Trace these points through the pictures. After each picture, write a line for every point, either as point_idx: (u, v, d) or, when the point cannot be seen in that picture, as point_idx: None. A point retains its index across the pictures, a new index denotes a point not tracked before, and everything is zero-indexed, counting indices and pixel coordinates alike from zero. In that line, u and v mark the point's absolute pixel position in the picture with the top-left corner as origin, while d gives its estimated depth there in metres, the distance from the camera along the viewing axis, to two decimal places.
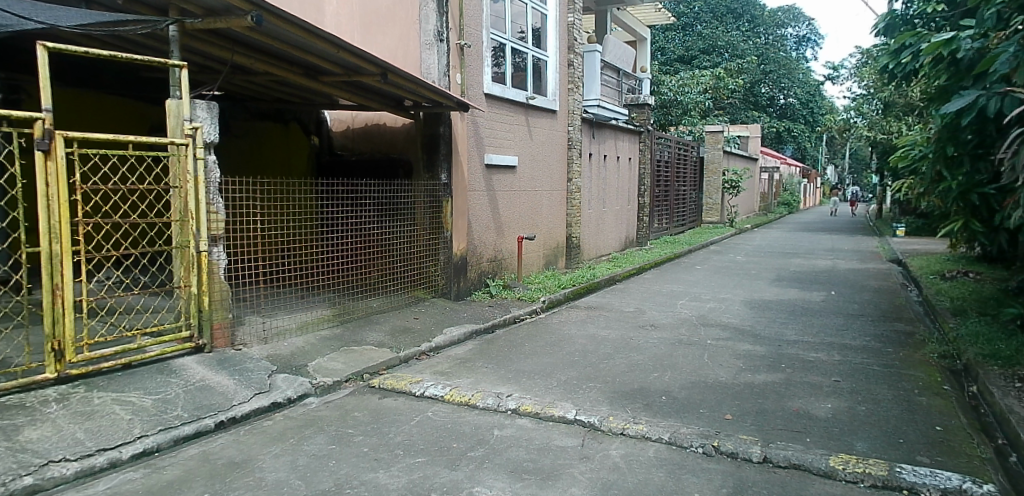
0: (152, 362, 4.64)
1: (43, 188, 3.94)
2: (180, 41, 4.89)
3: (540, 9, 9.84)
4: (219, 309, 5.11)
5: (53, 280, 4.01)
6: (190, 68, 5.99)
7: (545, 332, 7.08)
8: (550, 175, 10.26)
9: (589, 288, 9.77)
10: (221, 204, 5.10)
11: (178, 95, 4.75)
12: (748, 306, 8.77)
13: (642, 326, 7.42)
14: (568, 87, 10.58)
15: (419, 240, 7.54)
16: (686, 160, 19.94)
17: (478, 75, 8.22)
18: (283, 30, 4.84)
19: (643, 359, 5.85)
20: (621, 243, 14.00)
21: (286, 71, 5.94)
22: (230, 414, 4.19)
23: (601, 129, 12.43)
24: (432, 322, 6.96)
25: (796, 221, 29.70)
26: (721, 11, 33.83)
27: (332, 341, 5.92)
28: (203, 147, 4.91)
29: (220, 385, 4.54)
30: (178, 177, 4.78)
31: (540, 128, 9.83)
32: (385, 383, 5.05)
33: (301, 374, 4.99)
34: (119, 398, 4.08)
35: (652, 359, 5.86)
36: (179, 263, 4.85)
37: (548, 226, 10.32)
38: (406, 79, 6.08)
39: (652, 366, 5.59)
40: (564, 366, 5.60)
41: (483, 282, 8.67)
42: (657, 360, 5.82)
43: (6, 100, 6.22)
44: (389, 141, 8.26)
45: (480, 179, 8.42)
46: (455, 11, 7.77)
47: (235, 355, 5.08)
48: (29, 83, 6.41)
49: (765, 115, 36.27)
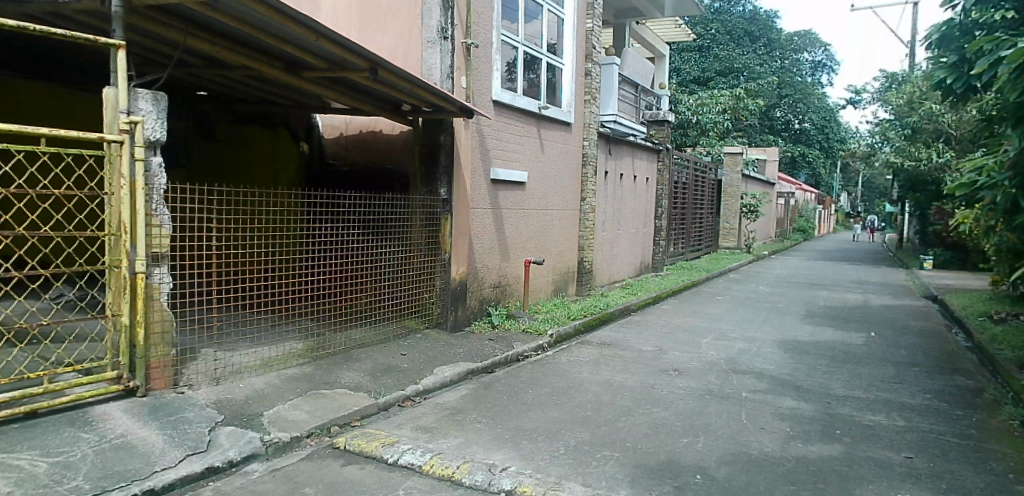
0: (66, 409, 3.74)
1: None
2: (125, 20, 4.02)
3: (557, 12, 8.96)
4: (158, 344, 4.22)
5: None
6: (152, 55, 5.15)
7: (553, 374, 6.18)
8: (562, 193, 9.34)
9: (602, 320, 8.86)
10: (167, 215, 4.23)
11: (115, 83, 3.88)
12: (781, 348, 7.79)
13: (664, 370, 6.52)
14: (585, 98, 9.69)
15: (413, 263, 6.67)
16: (704, 182, 19.00)
17: (485, 81, 7.36)
18: (245, 8, 3.98)
19: (668, 418, 4.96)
20: (635, 269, 13.04)
21: (261, 64, 5.10)
22: (146, 485, 3.26)
23: (618, 145, 11.49)
24: (422, 359, 6.03)
25: (816, 248, 28.57)
26: (738, 34, 33.04)
27: (300, 383, 4.99)
28: (145, 145, 4.03)
29: (144, 443, 3.61)
30: (111, 181, 3.90)
31: (553, 141, 8.95)
32: (352, 444, 4.14)
33: (253, 427, 4.08)
34: (3, 462, 3.16)
35: (679, 418, 4.96)
36: (108, 286, 3.96)
37: (559, 250, 9.43)
38: (400, 76, 5.25)
39: (680, 429, 4.68)
40: (573, 424, 4.70)
41: (486, 311, 7.76)
42: (685, 420, 4.93)
43: None
44: (386, 150, 7.32)
45: (485, 195, 7.53)
46: (462, 6, 6.91)
47: (175, 400, 4.16)
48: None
49: (780, 140, 35.35)
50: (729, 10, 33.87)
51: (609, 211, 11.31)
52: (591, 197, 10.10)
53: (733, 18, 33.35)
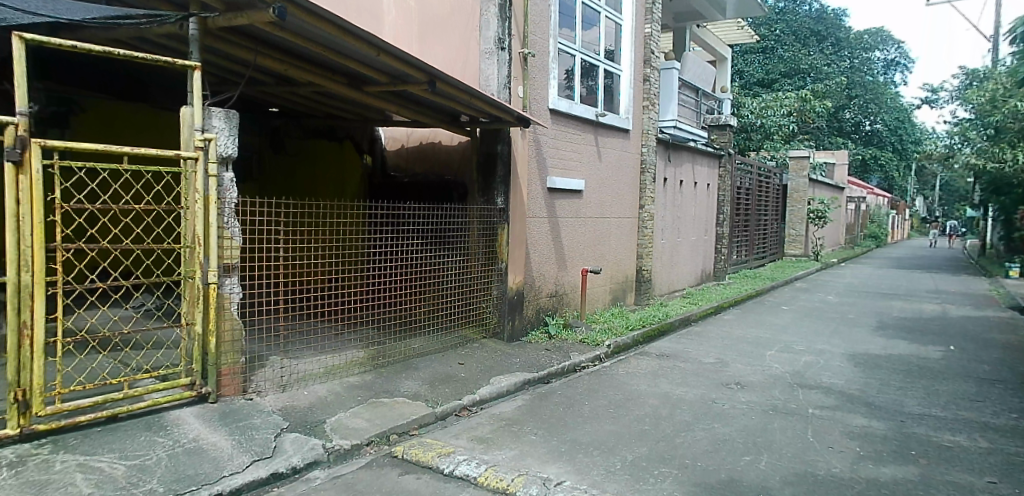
0: (143, 414, 3.93)
1: (13, 207, 3.29)
2: (201, 42, 4.22)
3: (615, 18, 8.84)
4: (228, 351, 4.38)
5: (20, 317, 3.36)
6: (226, 74, 5.40)
7: (609, 386, 6.06)
8: (620, 201, 9.19)
9: (661, 331, 8.64)
10: (237, 228, 4.40)
11: (191, 102, 4.05)
12: (851, 362, 7.37)
13: (726, 384, 6.28)
14: (643, 104, 9.51)
15: (470, 273, 6.70)
16: (769, 187, 18.34)
17: (542, 89, 7.33)
18: (311, 26, 4.10)
19: (729, 434, 4.77)
20: (696, 278, 12.67)
21: (326, 80, 5.25)
22: (216, 489, 3.38)
23: (677, 151, 11.22)
24: (479, 369, 6.03)
25: (889, 256, 27.03)
26: (804, 34, 31.78)
27: (361, 391, 5.09)
28: (217, 161, 4.20)
29: (215, 448, 3.75)
30: (186, 196, 4.08)
31: (610, 149, 8.82)
32: (409, 454, 4.17)
33: (315, 435, 4.17)
34: (85, 465, 3.34)
35: (741, 435, 4.76)
36: (183, 296, 4.14)
37: (616, 258, 9.27)
38: (458, 87, 5.30)
39: (742, 446, 4.48)
40: (630, 439, 4.59)
41: (542, 320, 7.70)
42: (747, 436, 4.72)
43: (54, 113, 5.95)
44: (444, 160, 7.37)
45: (542, 204, 7.49)
46: (519, 15, 6.89)
47: (243, 407, 4.31)
48: (81, 96, 6.13)
49: (850, 142, 33.73)
50: (794, 10, 32.66)
51: (668, 219, 11.05)
52: (650, 205, 9.90)
53: (799, 18, 32.11)
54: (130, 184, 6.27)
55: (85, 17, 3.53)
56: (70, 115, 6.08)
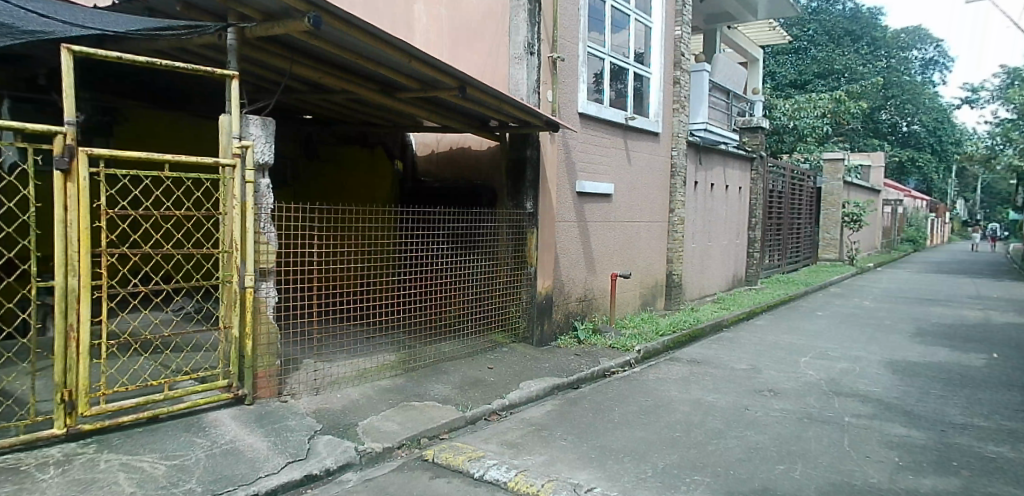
0: (183, 416, 4.03)
1: (62, 214, 3.40)
2: (238, 51, 4.32)
3: (645, 21, 8.78)
4: (264, 354, 4.46)
5: (67, 320, 3.47)
6: (263, 83, 5.52)
7: (639, 392, 5.99)
8: (649, 205, 9.11)
9: (692, 336, 8.52)
10: (273, 233, 4.48)
11: (228, 110, 4.15)
12: (889, 369, 7.16)
13: (759, 391, 6.16)
14: (673, 107, 9.42)
15: (499, 277, 6.71)
16: (802, 190, 17.98)
17: (572, 93, 7.31)
18: (344, 34, 4.17)
19: (762, 442, 4.67)
20: (727, 283, 12.47)
21: (359, 87, 5.33)
22: (252, 490, 3.44)
23: (708, 154, 11.08)
24: (508, 373, 6.02)
25: (928, 260, 26.22)
26: (838, 34, 31.12)
27: (392, 394, 5.13)
28: (254, 168, 4.28)
29: (251, 449, 3.82)
30: (224, 202, 4.18)
31: (640, 152, 8.75)
32: (440, 457, 4.19)
33: (348, 437, 4.21)
34: (128, 464, 3.43)
35: (775, 443, 4.66)
36: (221, 300, 4.24)
37: (646, 263, 9.18)
38: (488, 93, 5.32)
39: (775, 455, 4.39)
40: (660, 445, 4.53)
41: (571, 325, 7.66)
42: (780, 445, 4.62)
43: (97, 121, 6.22)
44: (473, 165, 7.39)
45: (571, 208, 7.46)
46: (548, 20, 6.90)
47: (278, 409, 4.39)
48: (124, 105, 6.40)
49: (886, 144, 32.88)
50: (827, 10, 32.00)
51: (699, 223, 10.91)
52: (680, 209, 9.79)
53: (833, 18, 31.45)
54: (169, 191, 6.44)
55: (130, 29, 3.64)
56: (113, 125, 6.33)
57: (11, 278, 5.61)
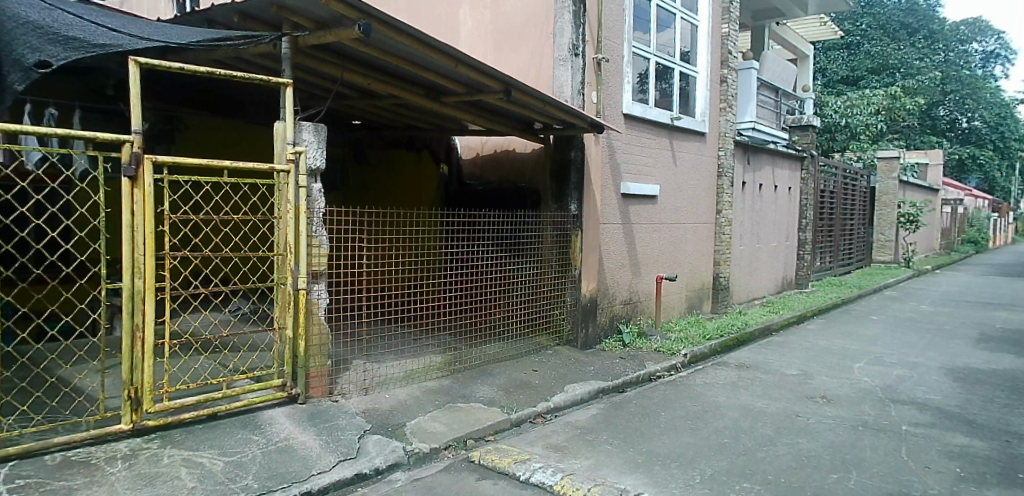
0: (240, 413, 4.16)
1: (128, 218, 3.56)
2: (292, 60, 4.43)
3: (690, 19, 8.63)
4: (316, 355, 4.57)
5: (133, 320, 3.62)
6: (314, 90, 5.66)
7: (686, 397, 5.87)
8: (696, 206, 8.94)
9: (740, 340, 8.31)
10: (324, 236, 4.58)
11: (283, 117, 4.27)
12: (950, 376, 6.83)
13: (811, 397, 5.96)
14: (720, 106, 9.23)
15: (544, 280, 6.70)
16: (855, 190, 17.34)
17: (616, 94, 7.23)
18: (393, 41, 4.23)
19: (815, 450, 4.52)
20: (776, 286, 12.12)
21: (407, 92, 5.40)
22: (305, 487, 3.52)
23: (756, 154, 10.81)
24: (553, 376, 5.99)
25: (991, 263, 24.90)
26: (892, 27, 29.92)
27: (439, 395, 5.17)
28: (306, 173, 4.39)
29: (304, 447, 3.91)
30: (279, 206, 4.30)
31: (685, 153, 8.60)
32: (486, 459, 4.21)
33: (396, 437, 4.27)
34: (189, 460, 3.56)
35: (828, 451, 4.50)
36: (276, 301, 4.36)
37: (692, 265, 9.01)
38: (533, 96, 5.32)
39: (828, 463, 4.24)
40: (707, 451, 4.43)
41: (616, 328, 7.57)
42: (834, 453, 4.47)
43: (161, 130, 6.53)
44: (518, 168, 7.39)
45: (616, 210, 7.38)
46: (593, 21, 6.85)
47: (330, 409, 4.48)
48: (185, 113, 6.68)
49: (944, 141, 31.41)
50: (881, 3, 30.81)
51: (747, 224, 10.64)
52: (727, 210, 9.58)
53: (887, 11, 30.25)
54: (224, 196, 6.67)
55: (192, 40, 3.78)
56: (175, 132, 6.64)
57: (82, 280, 5.95)
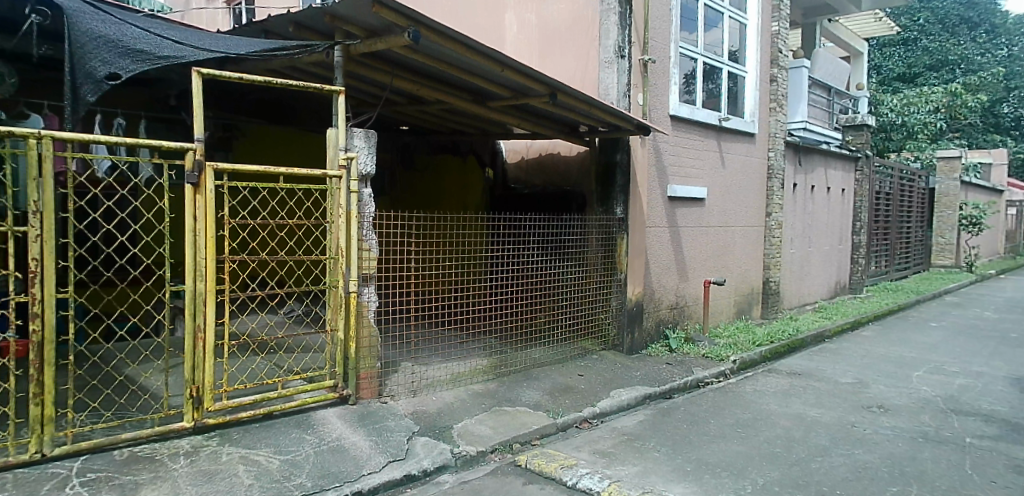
0: (294, 413, 4.26)
1: (191, 223, 3.70)
2: (344, 68, 4.53)
3: (739, 18, 8.45)
4: (367, 356, 4.64)
5: (196, 322, 3.76)
6: (363, 97, 5.78)
7: (736, 405, 5.72)
8: (745, 208, 8.72)
9: (792, 347, 8.05)
10: (374, 240, 4.65)
11: (335, 124, 4.37)
12: (1020, 387, 6.45)
13: (868, 407, 5.73)
14: (770, 106, 8.99)
15: (590, 283, 6.65)
16: (913, 192, 16.61)
17: (662, 95, 7.13)
18: (441, 47, 4.29)
19: (873, 462, 4.33)
20: (829, 291, 11.71)
21: (454, 97, 5.45)
22: (355, 487, 3.57)
23: (808, 155, 10.48)
24: (599, 381, 5.93)
25: None
26: (952, 21, 28.58)
27: (485, 399, 5.18)
28: (357, 179, 4.48)
29: (355, 447, 3.98)
30: (331, 211, 4.40)
31: (734, 154, 8.41)
32: (533, 464, 4.19)
33: (444, 440, 4.30)
34: (246, 457, 3.67)
35: (887, 463, 4.31)
36: (328, 304, 4.46)
37: (741, 269, 8.79)
38: (579, 99, 5.30)
39: (889, 476, 4.06)
40: (759, 461, 4.31)
41: (662, 333, 7.45)
42: (894, 465, 4.27)
43: (219, 137, 6.77)
44: (563, 172, 7.36)
45: (662, 213, 7.27)
46: (639, 22, 6.77)
47: (379, 409, 4.55)
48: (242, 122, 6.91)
49: (1010, 139, 29.77)
50: None
51: (798, 227, 10.32)
52: (777, 212, 9.31)
53: (947, 5, 28.92)
54: (277, 202, 6.88)
55: (249, 51, 3.92)
56: (233, 140, 6.86)
57: (147, 282, 6.18)
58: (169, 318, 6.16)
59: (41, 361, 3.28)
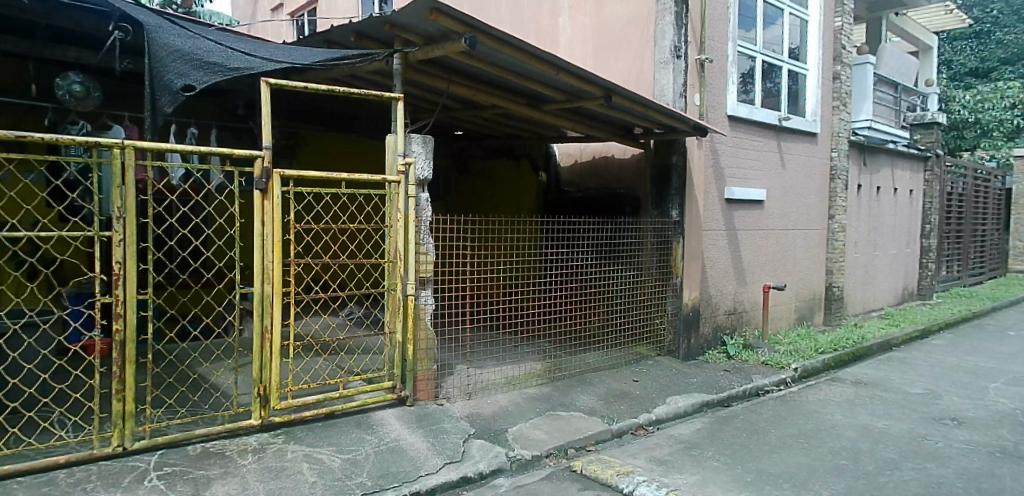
0: (355, 413, 4.36)
1: (260, 228, 3.84)
2: (402, 75, 4.61)
3: (800, 14, 8.18)
4: (424, 359, 4.71)
5: (263, 323, 3.89)
6: (420, 103, 5.88)
7: (799, 414, 5.51)
8: (806, 211, 8.42)
9: (857, 355, 7.71)
10: (431, 244, 4.71)
11: (394, 131, 4.45)
12: None
13: (942, 420, 5.42)
14: (833, 104, 8.66)
15: (645, 288, 6.54)
16: (988, 192, 15.66)
17: (720, 96, 6.97)
18: (496, 52, 4.31)
19: (949, 477, 4.10)
20: (896, 297, 11.16)
21: (509, 102, 5.47)
22: (414, 488, 3.62)
23: (874, 155, 10.04)
24: (654, 387, 5.83)
25: None
26: None
27: (540, 403, 5.17)
28: (415, 184, 4.55)
29: (413, 448, 4.03)
30: (390, 215, 4.48)
31: (795, 154, 8.13)
32: (588, 469, 4.14)
33: (499, 443, 4.31)
34: (310, 455, 3.77)
35: (963, 479, 4.07)
36: (387, 306, 4.55)
37: (801, 273, 8.48)
38: (635, 100, 5.24)
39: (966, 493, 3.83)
40: (824, 473, 4.14)
41: (720, 339, 7.26)
42: (972, 481, 4.03)
43: (283, 145, 6.99)
44: (617, 175, 7.24)
45: (720, 216, 7.09)
46: (695, 21, 6.65)
47: (436, 411, 4.60)
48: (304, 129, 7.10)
49: None
50: None
51: (863, 230, 9.89)
52: (840, 215, 8.94)
53: None
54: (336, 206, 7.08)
55: (313, 61, 4.04)
56: (296, 147, 7.07)
57: (219, 284, 6.45)
58: (238, 320, 6.40)
59: (123, 359, 3.45)
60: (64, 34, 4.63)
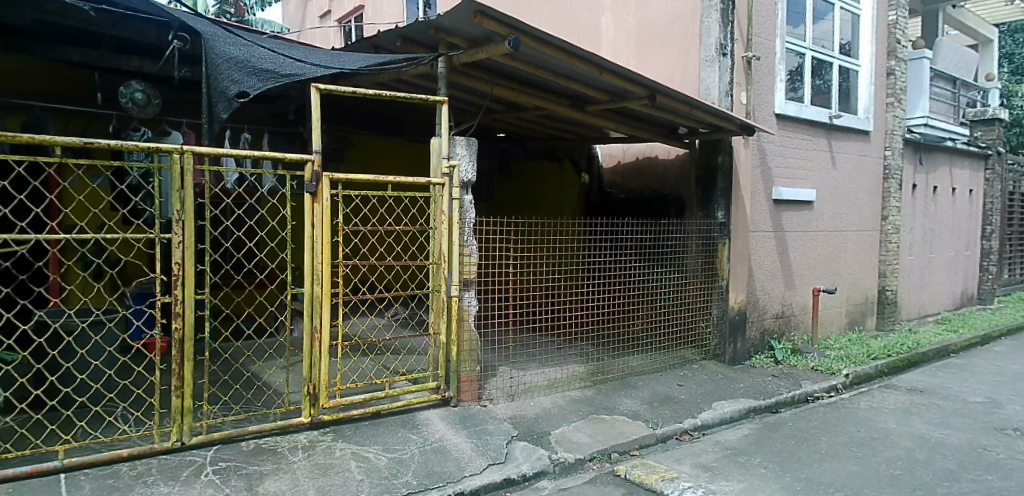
0: (400, 412, 4.41)
1: (310, 230, 3.93)
2: (446, 77, 4.65)
3: (852, 8, 7.92)
4: (468, 360, 4.73)
5: (313, 323, 3.98)
6: (464, 105, 5.92)
7: (851, 422, 5.33)
8: (857, 211, 8.13)
9: (912, 362, 7.41)
10: (475, 245, 4.73)
11: (439, 133, 4.48)
12: None
13: (1007, 430, 5.15)
14: (886, 101, 8.35)
15: (689, 290, 6.44)
16: None
17: (767, 93, 6.79)
18: (539, 53, 4.30)
19: (1013, 490, 3.90)
20: (954, 301, 10.68)
21: (551, 103, 5.46)
22: (458, 488, 3.64)
23: (930, 153, 9.63)
24: (700, 392, 5.73)
25: None
26: None
27: (583, 406, 5.12)
28: (459, 186, 4.57)
29: (457, 449, 4.06)
30: (434, 217, 4.52)
31: (845, 153, 7.87)
32: (633, 474, 4.09)
33: (543, 445, 4.29)
34: (358, 453, 3.84)
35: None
36: (431, 307, 4.60)
37: (853, 276, 8.19)
38: (680, 99, 5.15)
39: None
40: (877, 483, 3.99)
41: (767, 343, 7.07)
42: None
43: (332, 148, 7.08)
44: (660, 176, 7.13)
45: (767, 217, 6.92)
46: (742, 18, 6.50)
47: (479, 412, 4.62)
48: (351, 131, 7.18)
49: None
50: None
51: (918, 231, 9.50)
52: (894, 216, 8.61)
53: None
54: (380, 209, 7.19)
55: (361, 66, 4.12)
56: (343, 150, 7.17)
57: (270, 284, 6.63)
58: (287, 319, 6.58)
59: (182, 356, 3.57)
60: (128, 43, 4.85)
